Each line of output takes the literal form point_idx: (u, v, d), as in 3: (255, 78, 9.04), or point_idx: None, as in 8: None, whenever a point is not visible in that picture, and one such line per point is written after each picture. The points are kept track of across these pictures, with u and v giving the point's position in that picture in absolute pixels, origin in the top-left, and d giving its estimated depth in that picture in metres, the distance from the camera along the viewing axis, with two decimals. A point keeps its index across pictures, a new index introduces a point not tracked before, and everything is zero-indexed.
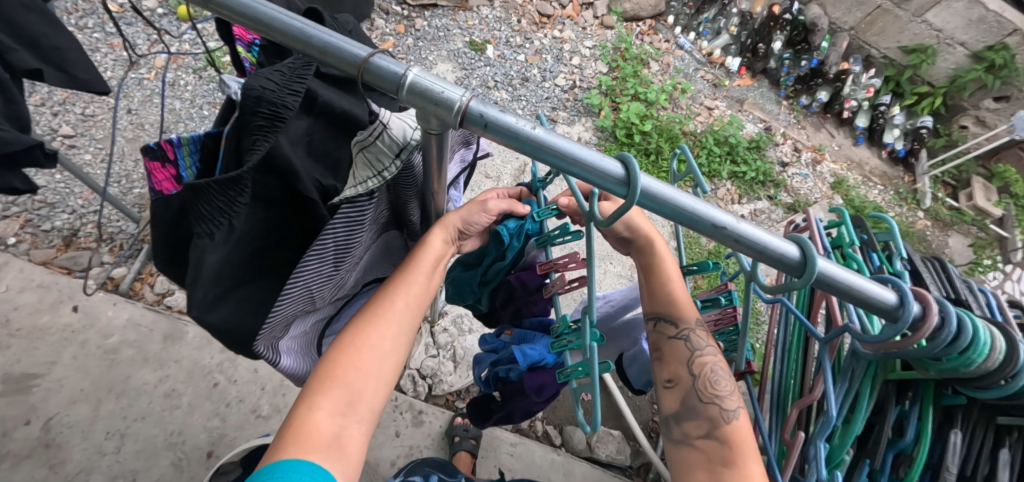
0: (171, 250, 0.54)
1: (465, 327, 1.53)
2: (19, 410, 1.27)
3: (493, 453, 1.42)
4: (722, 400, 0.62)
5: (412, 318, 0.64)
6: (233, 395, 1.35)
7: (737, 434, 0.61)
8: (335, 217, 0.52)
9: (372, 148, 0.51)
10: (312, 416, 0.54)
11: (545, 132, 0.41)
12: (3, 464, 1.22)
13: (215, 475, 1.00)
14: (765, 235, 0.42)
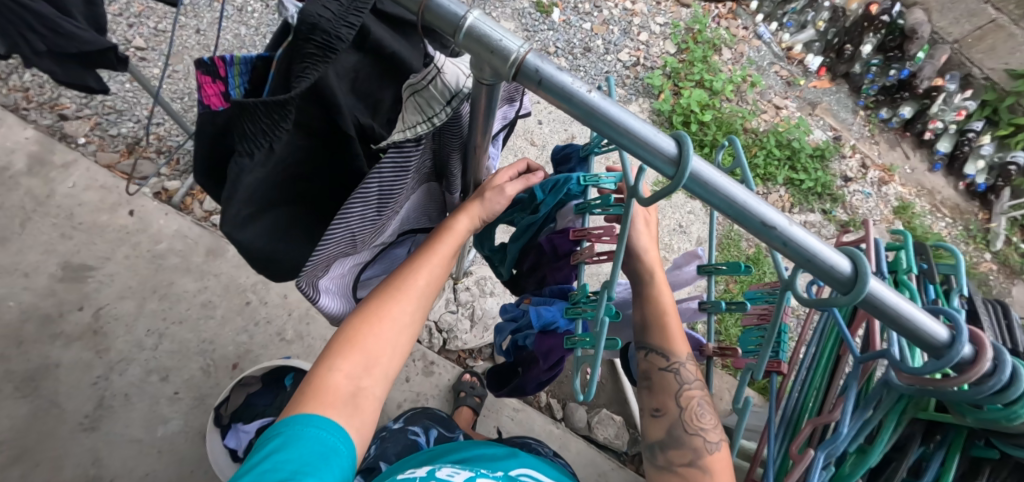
0: (209, 162, 0.53)
1: (487, 289, 1.55)
2: (75, 296, 1.39)
3: (495, 415, 1.46)
4: (706, 433, 0.67)
5: (433, 291, 0.64)
6: (261, 316, 1.42)
7: (716, 468, 0.65)
8: (381, 161, 0.51)
9: (423, 92, 0.49)
10: (331, 375, 0.57)
11: (599, 98, 0.39)
12: (58, 342, 1.36)
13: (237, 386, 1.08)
14: (819, 243, 0.38)
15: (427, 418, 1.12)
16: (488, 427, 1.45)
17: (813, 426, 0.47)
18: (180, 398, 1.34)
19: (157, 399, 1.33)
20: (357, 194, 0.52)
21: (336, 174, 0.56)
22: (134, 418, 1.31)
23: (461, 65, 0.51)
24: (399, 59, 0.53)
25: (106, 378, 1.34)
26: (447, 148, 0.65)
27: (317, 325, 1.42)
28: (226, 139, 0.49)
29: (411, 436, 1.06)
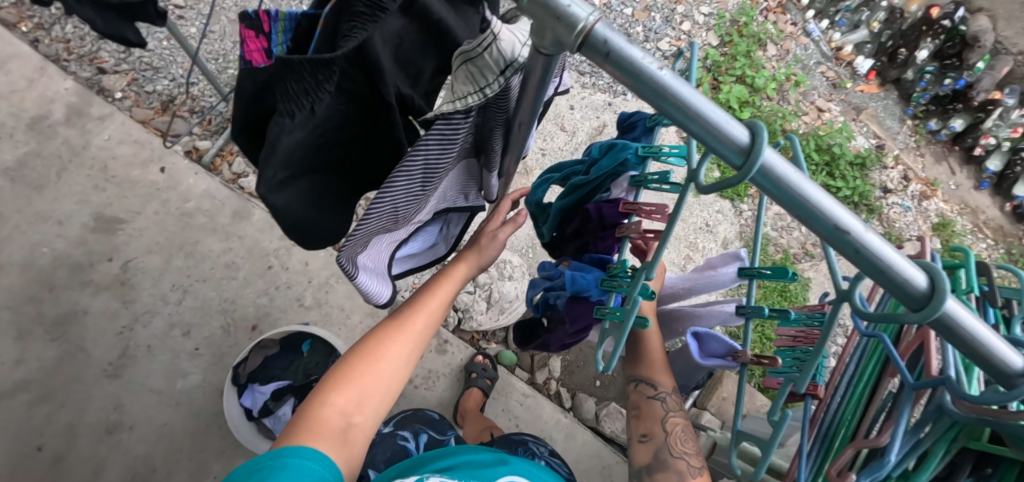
0: (248, 112, 0.53)
1: (506, 273, 1.54)
2: (105, 247, 1.43)
3: (504, 398, 1.46)
4: (689, 457, 0.75)
5: (424, 336, 0.73)
6: (282, 281, 1.43)
7: None
8: (428, 133, 0.48)
9: (476, 61, 0.43)
10: (323, 408, 0.63)
11: (673, 76, 0.31)
12: (87, 290, 1.40)
13: (256, 348, 1.09)
14: (896, 255, 0.28)
15: (416, 421, 1.09)
16: (497, 410, 1.45)
17: (855, 449, 0.41)
18: (199, 354, 1.37)
19: (177, 353, 1.36)
20: (401, 170, 0.50)
21: (371, 144, 0.55)
22: (155, 370, 1.35)
23: (517, 31, 0.44)
24: (445, 27, 0.50)
25: (131, 329, 1.38)
26: (489, 124, 0.58)
27: (336, 294, 1.43)
28: (269, 98, 0.50)
29: (400, 441, 1.02)
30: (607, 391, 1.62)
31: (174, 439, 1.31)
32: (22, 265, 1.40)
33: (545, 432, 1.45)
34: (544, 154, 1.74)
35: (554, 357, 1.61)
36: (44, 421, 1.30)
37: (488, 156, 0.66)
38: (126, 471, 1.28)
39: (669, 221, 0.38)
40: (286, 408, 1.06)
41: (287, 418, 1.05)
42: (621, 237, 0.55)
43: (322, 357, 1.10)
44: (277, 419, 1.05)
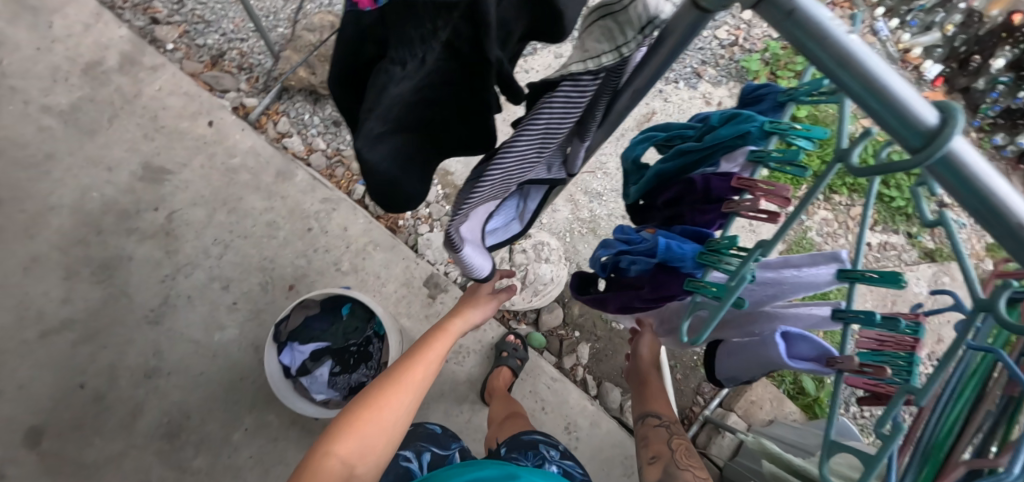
0: (345, 68, 0.51)
1: (543, 254, 1.54)
2: (151, 196, 1.45)
3: (532, 380, 1.45)
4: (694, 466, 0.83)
5: (421, 387, 0.82)
6: (320, 244, 1.43)
7: None
8: (555, 93, 0.45)
9: (619, 15, 0.42)
10: (328, 458, 0.69)
11: (861, 43, 0.29)
12: (132, 237, 1.42)
13: (299, 307, 1.09)
14: None
15: (417, 440, 0.97)
16: (524, 391, 1.45)
17: (967, 468, 0.35)
18: (236, 309, 1.39)
19: (216, 306, 1.39)
20: (522, 133, 0.47)
21: (466, 114, 0.51)
22: (193, 320, 1.38)
23: None
24: None
25: (173, 279, 1.40)
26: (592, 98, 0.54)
27: (373, 262, 1.43)
28: (370, 48, 0.47)
29: (402, 462, 0.91)
30: None
31: (209, 388, 1.35)
32: (74, 208, 1.44)
33: (570, 417, 1.45)
34: None
35: (583, 344, 1.58)
36: (87, 360, 1.35)
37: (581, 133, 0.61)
38: (162, 415, 1.33)
39: (800, 204, 0.38)
40: (324, 369, 1.07)
41: (323, 378, 1.07)
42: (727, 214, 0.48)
43: (361, 322, 1.10)
44: (314, 378, 1.07)
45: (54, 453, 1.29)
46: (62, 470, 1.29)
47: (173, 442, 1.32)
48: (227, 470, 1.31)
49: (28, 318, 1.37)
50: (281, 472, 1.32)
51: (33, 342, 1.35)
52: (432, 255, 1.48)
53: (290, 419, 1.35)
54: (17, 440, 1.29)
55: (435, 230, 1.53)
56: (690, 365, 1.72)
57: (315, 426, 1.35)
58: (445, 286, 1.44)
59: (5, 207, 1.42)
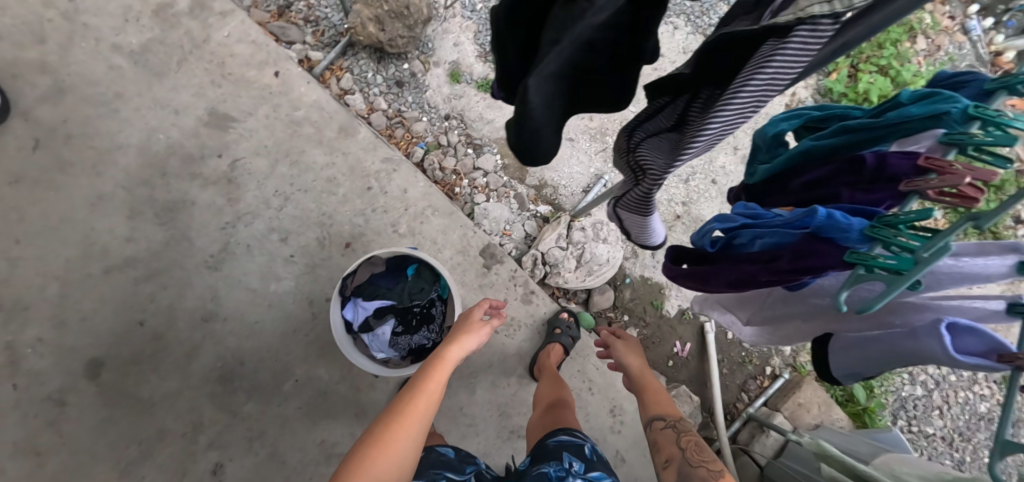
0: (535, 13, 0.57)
1: (602, 234, 1.50)
2: (216, 143, 1.45)
3: (581, 360, 1.44)
4: (707, 464, 0.95)
5: (426, 419, 0.82)
6: (379, 204, 1.42)
7: None
8: (772, 62, 0.42)
9: None
10: None
11: None
12: (196, 182, 1.43)
13: (366, 261, 1.08)
14: None
15: (430, 468, 0.95)
16: (572, 370, 1.43)
17: None
18: (293, 262, 1.39)
19: (274, 257, 1.40)
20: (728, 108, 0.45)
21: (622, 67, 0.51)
22: (251, 269, 1.39)
23: None
24: None
25: (233, 227, 1.41)
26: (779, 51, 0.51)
27: (431, 227, 1.41)
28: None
29: None
30: (678, 373, 1.62)
31: (262, 338, 1.37)
32: (140, 148, 1.45)
33: (616, 400, 1.43)
34: None
35: (630, 328, 1.59)
36: (147, 298, 1.38)
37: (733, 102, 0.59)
38: (217, 359, 1.36)
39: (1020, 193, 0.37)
40: (386, 328, 1.06)
41: (385, 337, 1.06)
42: (907, 191, 0.51)
43: (426, 284, 1.09)
44: (376, 336, 1.06)
45: (114, 385, 1.35)
46: (122, 403, 1.34)
47: (227, 386, 1.35)
48: (277, 419, 1.35)
49: (93, 253, 1.39)
50: (329, 426, 1.35)
51: (97, 276, 1.38)
52: (489, 224, 1.52)
53: (340, 374, 1.37)
54: (80, 369, 1.34)
55: (492, 201, 1.55)
56: (737, 361, 1.67)
57: (364, 383, 1.38)
58: (501, 257, 1.43)
59: (74, 142, 1.44)
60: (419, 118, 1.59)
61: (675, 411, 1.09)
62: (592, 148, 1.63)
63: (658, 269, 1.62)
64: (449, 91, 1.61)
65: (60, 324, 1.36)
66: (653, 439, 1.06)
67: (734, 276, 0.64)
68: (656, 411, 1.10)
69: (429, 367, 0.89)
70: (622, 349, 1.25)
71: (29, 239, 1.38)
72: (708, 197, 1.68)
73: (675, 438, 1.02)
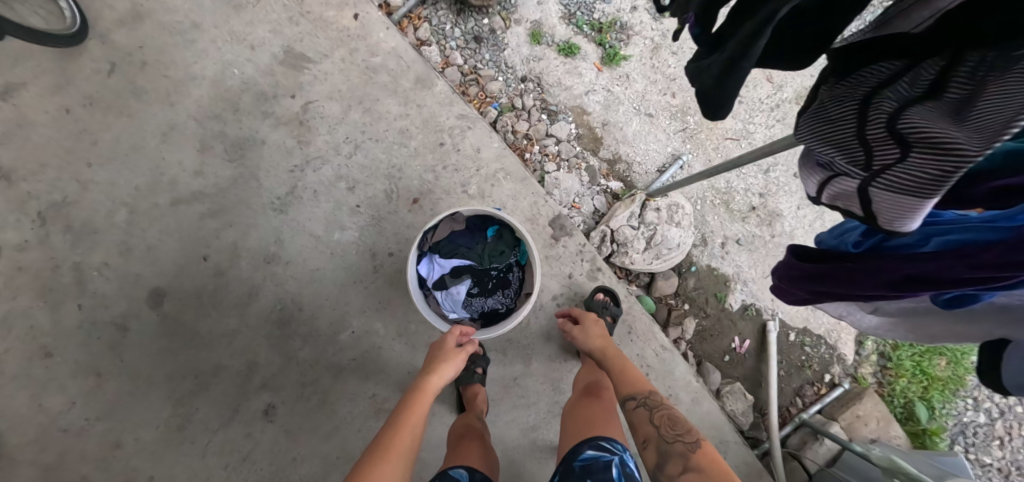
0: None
1: (675, 218, 1.43)
2: (289, 82, 1.41)
3: (643, 344, 1.38)
4: (682, 438, 1.00)
5: (409, 451, 0.84)
6: (451, 162, 1.39)
7: (701, 459, 0.95)
8: None
9: None
10: None
11: None
12: (267, 121, 1.40)
13: (451, 216, 1.05)
14: None
15: None
16: (631, 353, 1.37)
17: None
18: (360, 212, 1.38)
19: (341, 206, 1.38)
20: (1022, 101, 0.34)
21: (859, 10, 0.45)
22: (317, 216, 1.38)
23: None
24: None
25: (301, 171, 1.39)
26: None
27: (500, 191, 1.38)
28: None
29: None
30: (733, 369, 1.56)
31: (322, 286, 1.36)
32: (213, 81, 1.42)
33: (671, 389, 1.38)
34: (740, 102, 1.59)
35: (690, 318, 1.54)
36: (211, 234, 1.37)
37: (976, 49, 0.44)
38: (275, 302, 1.36)
39: None
40: (461, 287, 1.06)
41: (459, 297, 1.06)
42: None
43: (506, 247, 1.08)
44: (450, 295, 1.06)
45: (175, 317, 1.37)
46: (181, 335, 1.36)
47: (284, 330, 1.36)
48: (330, 368, 1.36)
49: (161, 183, 1.39)
50: (381, 380, 1.36)
51: (164, 207, 1.38)
52: (559, 195, 1.46)
53: (395, 331, 1.37)
54: (143, 297, 1.36)
55: (562, 171, 1.49)
56: (796, 364, 1.60)
57: (419, 343, 1.37)
58: (569, 230, 1.38)
59: (149, 70, 1.41)
60: (495, 78, 1.53)
61: (643, 386, 1.10)
62: (672, 126, 1.55)
63: (726, 260, 1.55)
64: (528, 51, 1.54)
65: (126, 250, 1.37)
66: (630, 419, 1.08)
67: (903, 273, 0.57)
68: (624, 389, 1.11)
69: (407, 408, 0.90)
70: (579, 332, 1.22)
71: (100, 163, 1.38)
72: (787, 190, 1.59)
73: (648, 417, 1.05)
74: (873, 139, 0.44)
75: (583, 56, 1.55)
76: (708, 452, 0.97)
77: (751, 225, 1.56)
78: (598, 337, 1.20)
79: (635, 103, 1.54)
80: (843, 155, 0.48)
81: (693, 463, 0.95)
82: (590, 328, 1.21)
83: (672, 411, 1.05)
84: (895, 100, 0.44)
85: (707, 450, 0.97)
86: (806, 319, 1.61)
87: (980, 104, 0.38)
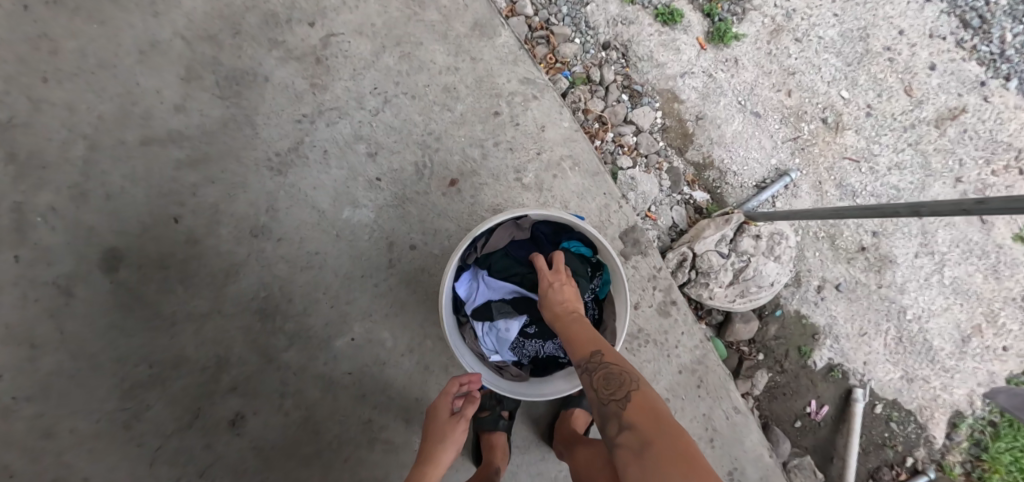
0: None
1: (776, 250, 1.13)
2: (310, 6, 1.09)
3: (713, 402, 1.10)
4: (617, 394, 0.62)
5: None
6: (505, 139, 1.09)
7: (640, 419, 0.58)
8: None
9: None
10: None
11: None
12: (276, 52, 1.08)
13: (517, 226, 0.87)
14: None
15: None
16: (696, 411, 1.09)
17: None
18: (380, 187, 1.08)
19: (357, 175, 1.08)
20: None
21: None
22: (325, 184, 1.08)
23: None
24: None
25: (312, 122, 1.08)
26: None
27: (563, 186, 1.09)
28: None
29: None
30: (803, 438, 1.28)
31: (322, 274, 1.08)
32: None
33: (737, 461, 1.11)
34: (868, 114, 1.26)
35: (763, 371, 1.25)
36: (189, 189, 1.07)
37: None
38: (259, 287, 1.07)
39: None
40: (513, 324, 0.87)
41: (508, 337, 0.87)
42: None
43: (583, 274, 0.87)
44: (495, 329, 0.88)
45: (133, 287, 1.08)
46: (138, 311, 1.08)
47: (267, 323, 1.07)
48: (319, 379, 1.08)
49: (133, 114, 1.08)
50: (380, 402, 1.09)
51: (133, 147, 1.07)
52: (633, 200, 1.16)
53: (407, 344, 1.09)
54: (96, 257, 1.07)
55: (638, 170, 1.18)
56: (876, 441, 1.32)
57: (434, 364, 1.10)
58: (644, 248, 1.09)
59: None
60: (571, 39, 1.20)
61: (586, 347, 0.69)
62: (781, 133, 1.23)
63: (820, 308, 1.25)
64: (616, 11, 1.21)
65: (79, 195, 1.07)
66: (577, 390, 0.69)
67: None
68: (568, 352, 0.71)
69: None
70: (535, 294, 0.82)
71: (57, 78, 1.07)
72: (903, 230, 1.29)
73: (586, 382, 0.66)
74: None
75: (684, 28, 1.22)
76: (654, 409, 0.60)
77: (857, 268, 1.26)
78: (559, 297, 0.78)
79: (741, 96, 1.22)
80: None
81: (632, 422, 0.59)
82: (542, 288, 0.79)
83: (618, 364, 0.66)
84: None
85: (652, 404, 0.61)
86: (901, 391, 1.31)
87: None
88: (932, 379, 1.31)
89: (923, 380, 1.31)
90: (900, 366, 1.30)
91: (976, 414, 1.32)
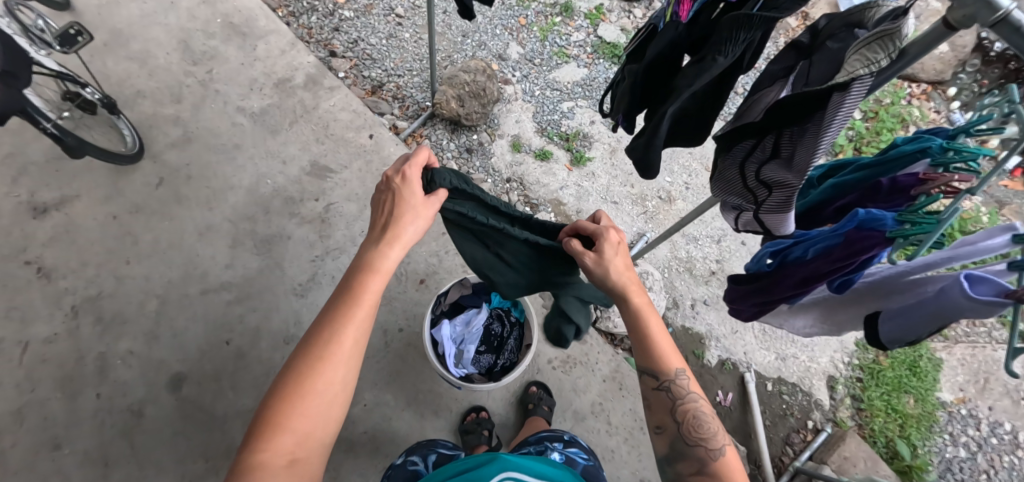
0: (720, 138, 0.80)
1: (647, 283, 1.67)
2: (314, 188, 1.67)
3: (635, 398, 1.51)
4: (707, 441, 0.80)
5: (355, 349, 0.75)
6: (452, 247, 1.63)
7: (721, 470, 0.78)
8: (751, 163, 0.76)
9: (871, 47, 0.56)
10: (264, 455, 0.68)
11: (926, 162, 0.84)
12: (294, 219, 1.63)
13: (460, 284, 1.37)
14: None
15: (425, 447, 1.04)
16: (624, 407, 1.49)
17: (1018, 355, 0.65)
18: None
19: None
20: (749, 168, 0.77)
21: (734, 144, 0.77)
22: None
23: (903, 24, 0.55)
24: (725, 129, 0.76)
25: (321, 259, 1.59)
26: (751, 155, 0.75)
27: None
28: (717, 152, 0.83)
29: (410, 466, 0.98)
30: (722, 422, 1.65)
31: None
32: (248, 189, 1.65)
33: None
34: (688, 188, 1.91)
35: None
36: (236, 319, 1.51)
37: (750, 188, 0.80)
38: None
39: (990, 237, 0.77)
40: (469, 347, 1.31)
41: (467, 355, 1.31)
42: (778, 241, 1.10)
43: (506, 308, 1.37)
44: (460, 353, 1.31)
45: (193, 401, 1.43)
46: (196, 418, 1.42)
47: None
48: (342, 442, 1.41)
49: (193, 275, 1.55)
50: (391, 452, 1.42)
51: (194, 296, 1.52)
52: None
53: (405, 402, 1.46)
54: (163, 382, 1.44)
55: None
56: (779, 413, 1.69)
57: (428, 411, 1.46)
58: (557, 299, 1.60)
59: (192, 182, 1.64)
60: (485, 180, 1.84)
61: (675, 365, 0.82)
62: (634, 210, 1.85)
63: (698, 319, 1.75)
64: (511, 158, 1.88)
65: (152, 338, 1.48)
66: (647, 393, 0.84)
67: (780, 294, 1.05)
68: (656, 362, 0.82)
69: (338, 318, 0.74)
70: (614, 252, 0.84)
71: (138, 260, 1.54)
72: (738, 257, 1.85)
73: (672, 406, 0.83)
74: (755, 187, 0.79)
75: (555, 160, 1.89)
76: (731, 465, 0.79)
77: (714, 287, 1.79)
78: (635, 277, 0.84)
79: (602, 194, 1.86)
80: (739, 194, 0.83)
81: (714, 468, 0.78)
82: (612, 254, 0.84)
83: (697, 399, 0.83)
84: (756, 164, 0.76)
85: (730, 463, 0.79)
86: (780, 369, 1.73)
87: (798, 157, 0.68)
88: (800, 354, 1.75)
89: (794, 358, 1.75)
90: (773, 350, 1.75)
91: (845, 375, 1.74)
